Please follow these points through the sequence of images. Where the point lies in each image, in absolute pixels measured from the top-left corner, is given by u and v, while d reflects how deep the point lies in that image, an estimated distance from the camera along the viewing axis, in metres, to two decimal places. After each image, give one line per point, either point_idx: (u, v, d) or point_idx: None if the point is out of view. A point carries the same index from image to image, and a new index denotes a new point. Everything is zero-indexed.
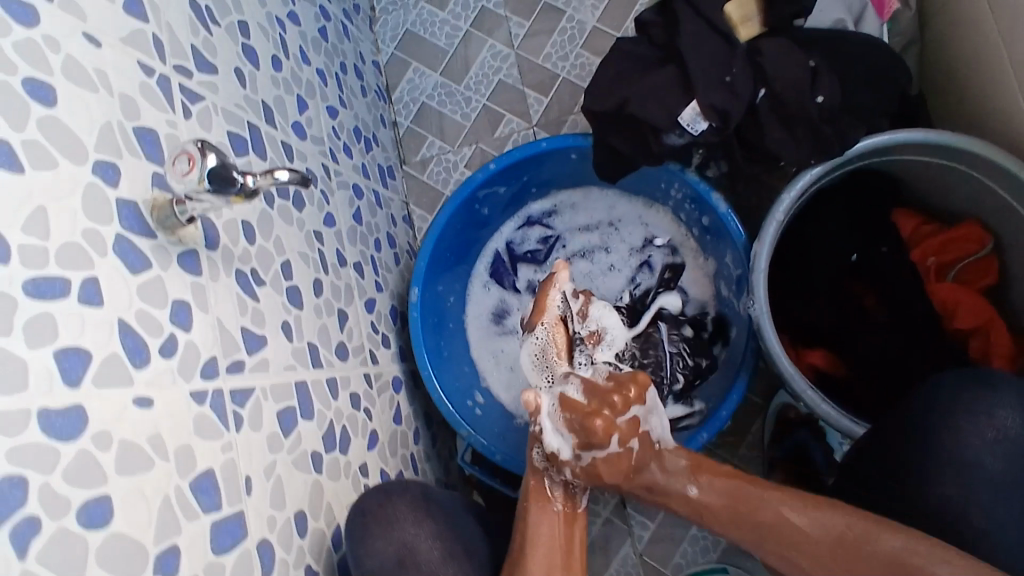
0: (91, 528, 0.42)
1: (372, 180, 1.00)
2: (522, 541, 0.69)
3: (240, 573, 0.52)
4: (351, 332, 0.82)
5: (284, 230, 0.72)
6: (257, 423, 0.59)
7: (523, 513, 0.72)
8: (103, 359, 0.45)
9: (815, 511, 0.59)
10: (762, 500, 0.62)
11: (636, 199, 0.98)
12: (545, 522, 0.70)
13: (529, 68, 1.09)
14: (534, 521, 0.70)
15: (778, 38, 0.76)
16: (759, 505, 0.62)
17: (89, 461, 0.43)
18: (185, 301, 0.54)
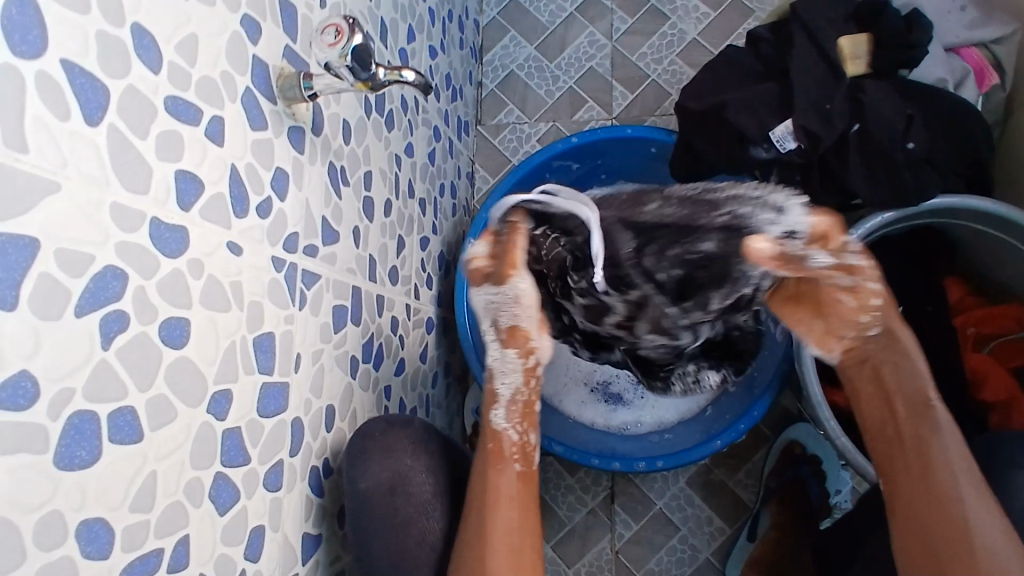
0: (168, 344, 0.43)
1: (451, 128, 1.02)
2: (483, 503, 0.66)
3: (273, 440, 0.53)
4: (404, 260, 0.83)
5: (372, 142, 0.74)
6: (316, 309, 0.61)
7: (478, 472, 0.69)
8: (211, 195, 0.47)
9: (966, 551, 0.60)
10: (938, 497, 0.63)
11: None
12: (502, 481, 0.68)
13: (621, 62, 1.11)
14: (492, 480, 0.68)
15: (882, 82, 0.78)
16: (931, 500, 0.63)
17: (181, 282, 0.44)
18: (285, 172, 0.56)
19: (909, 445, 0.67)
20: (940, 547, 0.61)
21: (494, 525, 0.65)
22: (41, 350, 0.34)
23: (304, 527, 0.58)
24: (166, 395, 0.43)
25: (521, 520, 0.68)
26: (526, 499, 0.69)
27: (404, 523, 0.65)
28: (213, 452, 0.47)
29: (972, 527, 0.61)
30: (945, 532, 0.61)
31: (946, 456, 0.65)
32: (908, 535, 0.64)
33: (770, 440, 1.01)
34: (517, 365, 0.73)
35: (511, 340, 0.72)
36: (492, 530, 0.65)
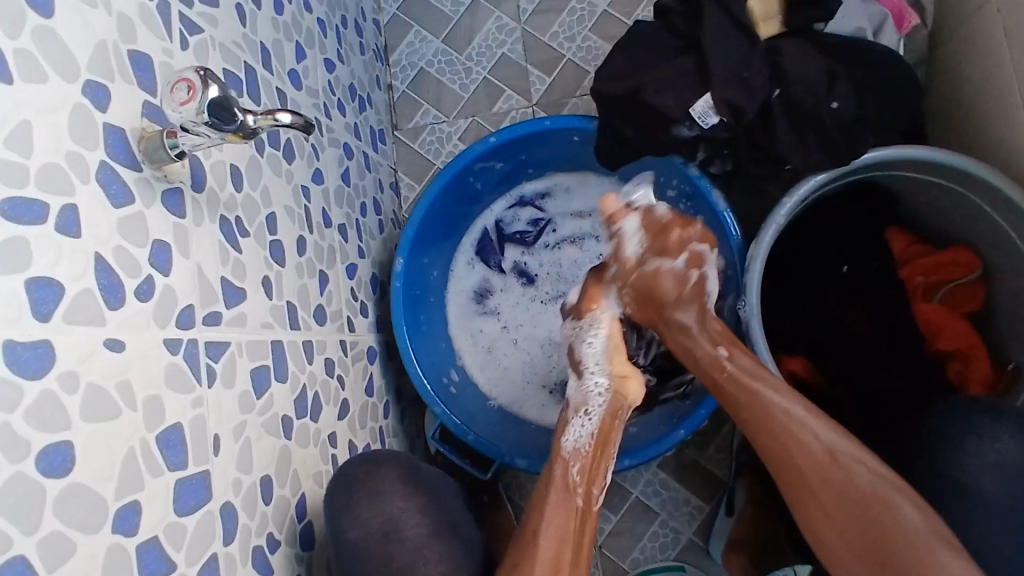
0: (50, 476, 0.38)
1: (364, 142, 0.96)
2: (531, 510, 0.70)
3: (200, 536, 0.49)
4: (331, 296, 0.79)
5: (271, 181, 0.68)
6: (230, 380, 0.56)
7: (542, 483, 0.73)
8: (76, 294, 0.41)
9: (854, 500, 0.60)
10: (810, 478, 0.63)
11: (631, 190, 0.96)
12: (561, 499, 0.70)
13: (534, 45, 1.06)
14: (545, 491, 0.71)
15: (797, 41, 0.76)
16: (815, 478, 0.62)
17: (52, 403, 0.39)
18: (165, 243, 0.50)
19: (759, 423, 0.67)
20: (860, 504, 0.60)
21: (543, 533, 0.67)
22: None
23: None
24: (59, 532, 0.38)
25: (577, 533, 0.68)
26: (583, 533, 0.68)
27: (403, 570, 0.67)
28: (128, 573, 0.43)
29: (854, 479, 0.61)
30: (884, 531, 0.58)
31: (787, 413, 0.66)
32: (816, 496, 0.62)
33: (734, 411, 1.00)
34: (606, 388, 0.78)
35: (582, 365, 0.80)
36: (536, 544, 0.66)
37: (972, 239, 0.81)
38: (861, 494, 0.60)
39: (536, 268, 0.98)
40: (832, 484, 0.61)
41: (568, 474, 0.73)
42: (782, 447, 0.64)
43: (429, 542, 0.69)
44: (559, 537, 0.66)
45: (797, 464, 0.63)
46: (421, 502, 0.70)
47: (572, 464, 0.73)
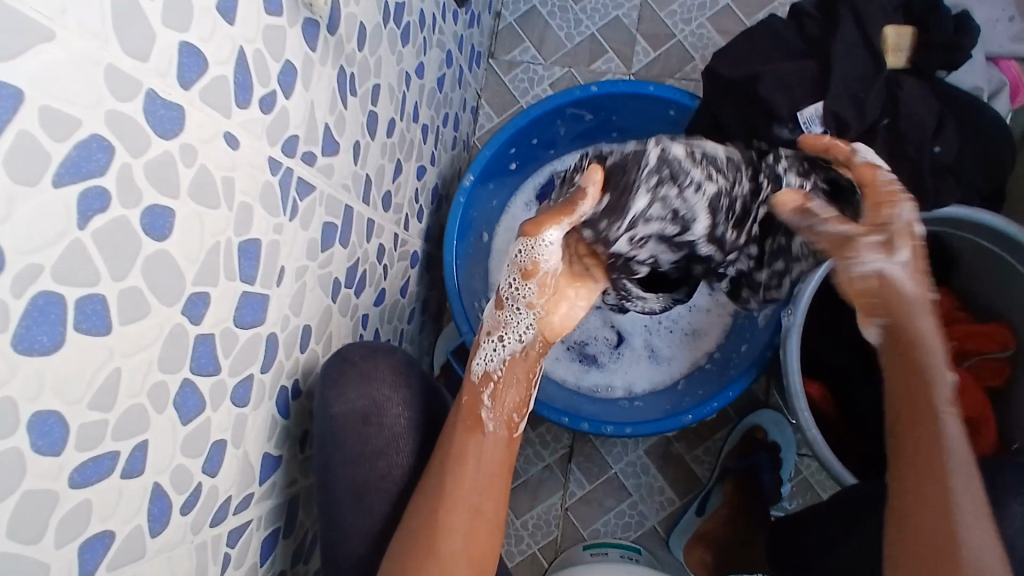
0: (150, 234, 0.39)
1: (463, 56, 0.96)
2: (444, 460, 0.63)
3: (246, 352, 0.50)
4: (399, 187, 0.79)
5: (386, 53, 0.68)
6: (307, 222, 0.57)
7: (449, 426, 0.66)
8: (214, 76, 0.42)
9: (946, 505, 0.51)
10: (947, 478, 0.52)
11: None
12: (472, 443, 0.65)
13: (649, 16, 1.06)
14: (458, 437, 0.65)
15: (917, 81, 0.76)
16: (936, 479, 0.53)
17: (170, 166, 0.39)
18: (294, 65, 0.51)
19: (912, 441, 0.55)
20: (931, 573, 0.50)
21: (454, 488, 0.61)
22: (12, 216, 0.30)
23: (265, 448, 0.55)
24: (142, 288, 0.39)
25: (490, 474, 0.64)
26: (498, 462, 0.65)
27: (372, 455, 0.64)
28: (184, 356, 0.43)
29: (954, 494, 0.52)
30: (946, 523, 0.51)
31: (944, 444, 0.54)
32: (904, 531, 0.53)
33: (733, 423, 1.01)
34: (523, 305, 0.72)
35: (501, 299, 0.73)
36: (451, 500, 0.61)
37: (1010, 317, 0.83)
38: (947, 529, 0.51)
39: None
40: (913, 448, 0.54)
41: (478, 401, 0.67)
42: (927, 440, 0.54)
43: (407, 437, 0.66)
44: (478, 473, 0.63)
45: (919, 472, 0.54)
46: (408, 396, 0.67)
47: (483, 390, 0.68)
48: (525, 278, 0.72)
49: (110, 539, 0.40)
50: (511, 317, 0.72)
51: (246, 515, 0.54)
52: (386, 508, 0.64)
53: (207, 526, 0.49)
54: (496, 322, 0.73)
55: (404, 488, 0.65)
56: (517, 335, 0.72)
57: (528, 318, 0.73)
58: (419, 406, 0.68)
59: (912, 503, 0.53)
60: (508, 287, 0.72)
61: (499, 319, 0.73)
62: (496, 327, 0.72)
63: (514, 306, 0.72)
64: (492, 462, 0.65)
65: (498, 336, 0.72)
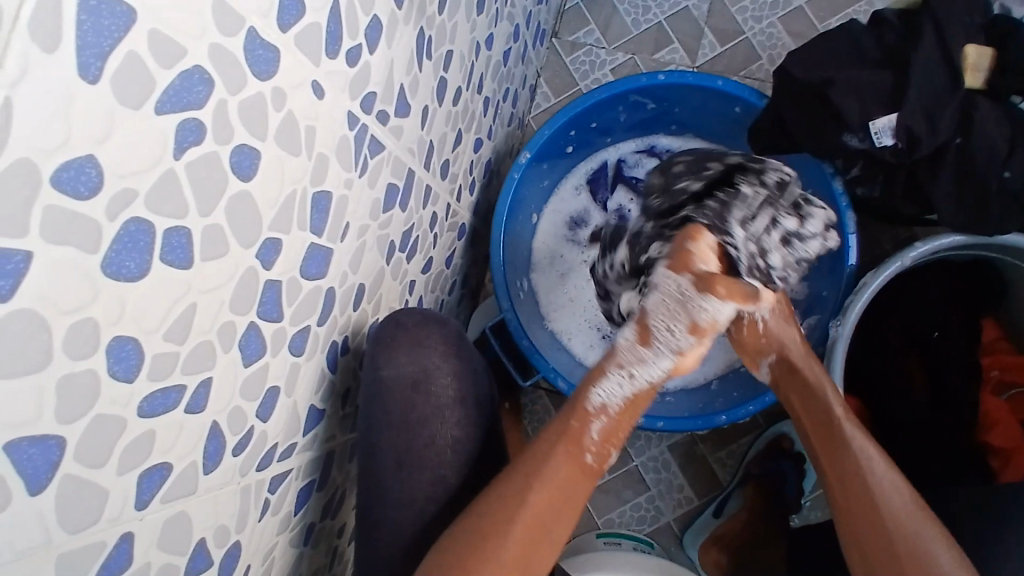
0: (237, 172, 0.39)
1: (529, 33, 0.95)
2: (530, 472, 0.64)
3: (307, 304, 0.50)
4: (457, 157, 0.79)
5: (461, 21, 0.68)
6: (373, 181, 0.57)
7: (545, 446, 0.66)
8: (309, 22, 0.42)
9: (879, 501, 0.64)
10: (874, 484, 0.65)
11: None
12: (561, 466, 0.65)
13: (719, 10, 1.04)
14: (550, 458, 0.65)
15: (997, 101, 0.74)
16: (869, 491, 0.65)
17: (261, 108, 0.39)
18: (380, 21, 0.50)
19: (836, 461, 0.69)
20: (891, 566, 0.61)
21: (531, 498, 0.62)
22: (112, 137, 0.30)
23: (312, 400, 0.56)
24: (223, 226, 0.39)
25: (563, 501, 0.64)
26: (573, 490, 0.65)
27: (418, 422, 0.64)
28: (252, 300, 0.44)
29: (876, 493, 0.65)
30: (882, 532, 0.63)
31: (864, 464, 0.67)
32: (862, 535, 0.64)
33: (760, 429, 1.01)
34: (671, 347, 0.70)
35: (642, 335, 0.71)
36: (526, 505, 0.62)
37: None
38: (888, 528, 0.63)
39: None
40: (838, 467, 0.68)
41: (585, 431, 0.68)
42: (831, 446, 0.70)
43: (454, 408, 0.67)
44: (553, 488, 0.64)
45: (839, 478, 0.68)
46: (456, 367, 0.68)
47: (594, 420, 0.68)
48: (682, 317, 0.69)
49: (167, 471, 0.41)
50: (652, 358, 0.70)
51: (288, 464, 0.55)
52: (429, 476, 0.64)
53: (253, 470, 0.50)
54: (630, 355, 0.71)
55: (449, 457, 0.65)
56: (648, 375, 0.70)
57: (662, 362, 0.71)
58: (467, 378, 0.69)
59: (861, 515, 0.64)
60: (664, 325, 0.70)
61: (636, 358, 0.70)
62: (627, 362, 0.70)
63: (660, 346, 0.70)
64: (567, 490, 0.65)
65: (629, 373, 0.70)
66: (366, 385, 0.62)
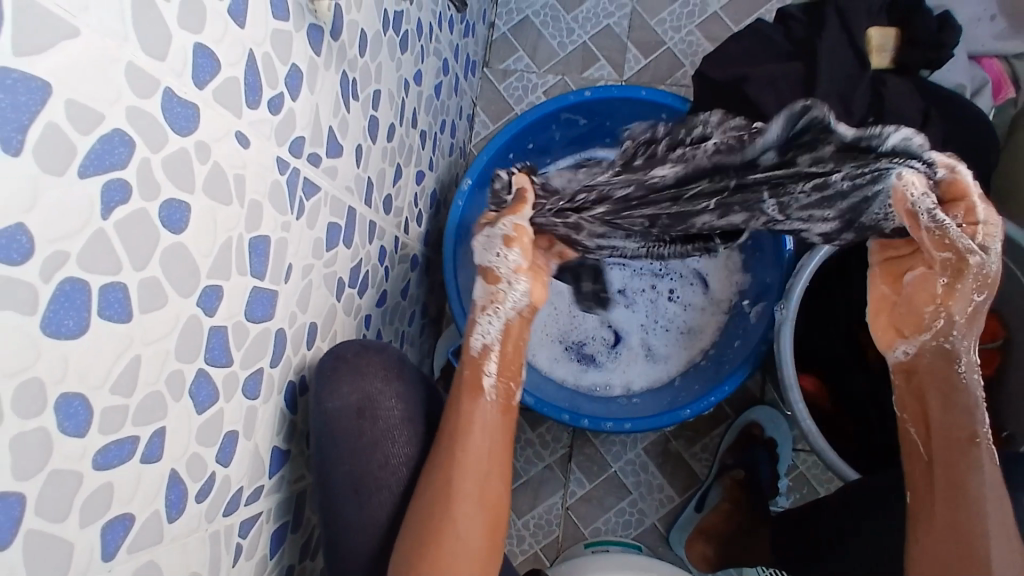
0: (168, 225, 0.40)
1: (459, 65, 0.98)
2: (455, 428, 0.67)
3: (257, 346, 0.52)
4: (399, 190, 0.81)
5: (385, 60, 0.71)
6: (312, 221, 0.58)
7: (453, 399, 0.70)
8: (226, 76, 0.44)
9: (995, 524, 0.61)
10: (976, 499, 0.63)
11: None
12: (478, 410, 0.69)
13: (640, 24, 1.09)
14: (466, 407, 0.68)
15: (901, 79, 0.79)
16: (969, 506, 0.62)
17: (186, 163, 0.41)
18: (300, 69, 0.53)
19: (946, 468, 0.65)
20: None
21: (468, 447, 0.66)
22: (39, 204, 0.32)
23: (274, 442, 0.57)
24: (159, 279, 0.40)
25: (496, 448, 0.69)
26: (502, 432, 0.70)
27: (370, 446, 0.66)
28: (198, 347, 0.45)
29: (986, 511, 0.62)
30: (967, 546, 0.61)
31: (982, 482, 0.63)
32: (931, 535, 0.63)
33: (730, 419, 1.03)
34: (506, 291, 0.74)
35: (487, 280, 0.74)
36: (464, 457, 0.65)
37: (1001, 309, 0.85)
38: (972, 537, 0.61)
39: None
40: (947, 478, 0.64)
41: (480, 374, 0.71)
42: (953, 458, 0.65)
43: (403, 427, 0.69)
44: (485, 429, 0.68)
45: (948, 484, 0.64)
46: (400, 389, 0.70)
47: (483, 363, 0.72)
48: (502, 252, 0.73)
49: (130, 521, 0.42)
50: (507, 292, 0.72)
51: (257, 508, 0.56)
52: (387, 496, 0.66)
53: (220, 516, 0.51)
54: (494, 292, 0.73)
55: (405, 475, 0.68)
56: (513, 306, 0.72)
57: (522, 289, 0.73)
58: (414, 401, 0.71)
59: (947, 523, 0.63)
60: (495, 257, 0.73)
61: (495, 300, 0.73)
62: (489, 301, 0.73)
63: (506, 278, 0.72)
64: (493, 430, 0.69)
65: (494, 308, 0.72)
66: (312, 420, 0.61)
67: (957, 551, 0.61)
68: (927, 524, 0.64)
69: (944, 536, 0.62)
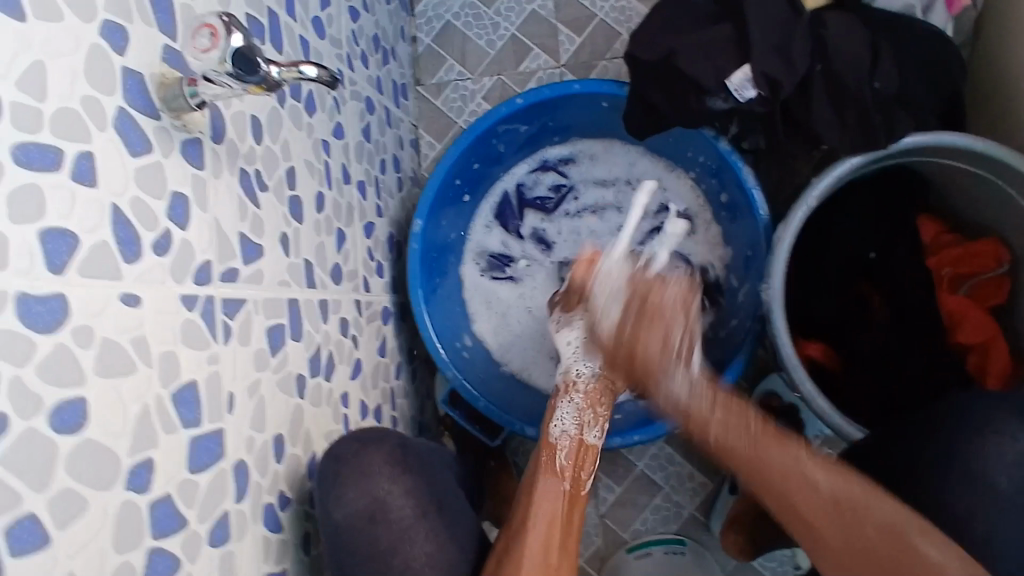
0: (62, 431, 0.37)
1: (385, 96, 0.93)
2: (522, 516, 0.70)
3: (213, 493, 0.49)
4: (348, 254, 0.77)
5: (292, 133, 0.66)
6: (246, 337, 0.55)
7: (531, 481, 0.75)
8: (92, 246, 0.40)
9: (844, 482, 0.63)
10: (865, 509, 0.61)
11: (658, 159, 0.94)
12: (549, 496, 0.72)
13: (565, 1, 1.02)
14: (540, 488, 0.73)
15: (844, 14, 0.72)
16: (818, 514, 0.63)
17: (66, 357, 0.38)
18: (183, 195, 0.49)
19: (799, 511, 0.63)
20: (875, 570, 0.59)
21: (531, 536, 0.68)
22: None
23: (263, 571, 0.55)
24: (72, 486, 0.37)
25: (563, 538, 0.70)
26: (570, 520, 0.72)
27: (385, 552, 0.62)
28: (141, 528, 0.42)
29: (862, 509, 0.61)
30: (888, 541, 0.59)
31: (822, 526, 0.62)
32: (818, 532, 0.62)
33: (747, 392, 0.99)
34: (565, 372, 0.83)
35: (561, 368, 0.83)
36: (526, 540, 0.67)
37: (1002, 230, 0.79)
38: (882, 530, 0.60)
39: (554, 235, 0.97)
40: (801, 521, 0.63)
41: (555, 458, 0.77)
42: (810, 519, 0.63)
43: (420, 523, 0.64)
44: (548, 522, 0.70)
45: (844, 531, 0.61)
46: (408, 484, 0.65)
47: (560, 448, 0.78)
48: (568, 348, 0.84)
49: None
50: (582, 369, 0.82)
51: None
52: None
53: None
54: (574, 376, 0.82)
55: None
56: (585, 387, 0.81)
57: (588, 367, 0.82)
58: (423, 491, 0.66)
59: (806, 522, 0.63)
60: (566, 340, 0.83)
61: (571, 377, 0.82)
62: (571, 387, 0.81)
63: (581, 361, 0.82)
64: (563, 521, 0.71)
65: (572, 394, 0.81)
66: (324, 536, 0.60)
67: (878, 553, 0.59)
68: (814, 531, 0.63)
69: (845, 541, 0.61)
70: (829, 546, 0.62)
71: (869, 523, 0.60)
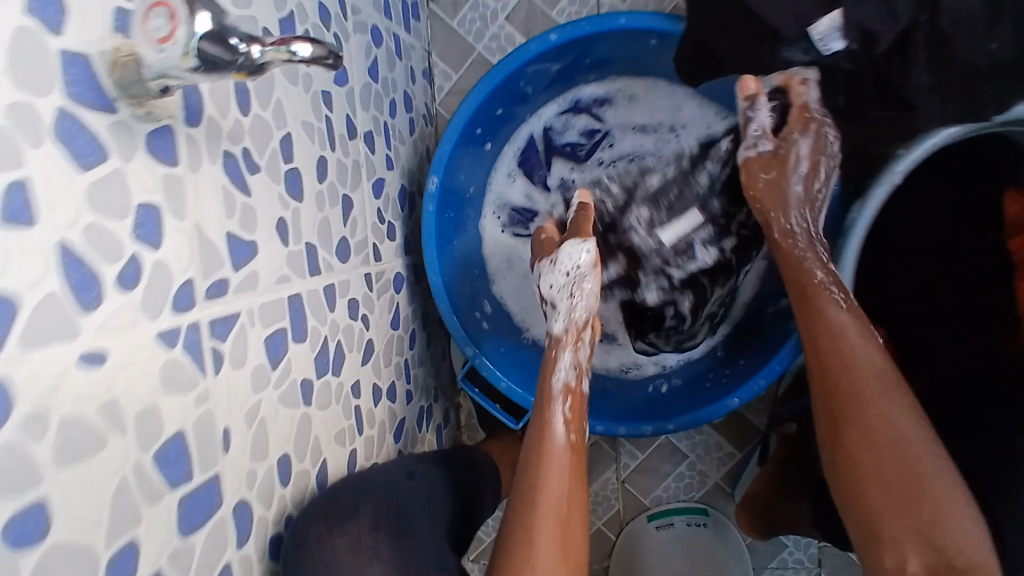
0: (22, 548, 0.30)
1: (394, 21, 0.79)
2: (528, 485, 0.58)
3: (211, 550, 0.43)
4: (355, 224, 0.67)
5: (285, 92, 0.55)
6: (241, 358, 0.47)
7: (527, 465, 0.60)
8: (38, 305, 0.31)
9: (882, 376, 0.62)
10: (882, 391, 0.61)
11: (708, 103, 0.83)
12: (555, 472, 0.59)
13: None
14: (542, 470, 0.59)
15: None
16: (851, 413, 0.61)
17: (15, 459, 0.30)
18: (153, 204, 0.39)
19: (823, 393, 0.63)
20: (902, 459, 0.58)
21: (540, 525, 0.56)
22: None
23: None
24: None
25: (571, 507, 0.58)
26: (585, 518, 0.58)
27: None
28: None
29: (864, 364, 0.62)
30: (900, 447, 0.58)
31: (856, 361, 0.62)
32: (839, 411, 0.62)
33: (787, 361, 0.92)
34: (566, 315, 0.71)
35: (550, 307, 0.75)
36: (538, 521, 0.56)
37: None
38: (891, 435, 0.59)
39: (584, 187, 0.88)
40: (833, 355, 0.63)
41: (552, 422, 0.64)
42: (849, 367, 0.62)
43: None
44: (559, 507, 0.57)
45: (854, 371, 0.62)
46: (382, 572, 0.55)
47: (556, 412, 0.64)
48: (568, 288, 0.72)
49: None
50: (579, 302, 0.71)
51: None
52: None
53: None
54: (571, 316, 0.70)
55: None
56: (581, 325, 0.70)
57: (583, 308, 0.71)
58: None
59: (839, 405, 0.62)
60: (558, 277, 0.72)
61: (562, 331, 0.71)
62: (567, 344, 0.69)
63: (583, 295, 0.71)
64: (573, 494, 0.59)
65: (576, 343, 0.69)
66: None
67: (893, 449, 0.58)
68: (844, 430, 0.61)
69: (872, 451, 0.59)
70: (849, 410, 0.61)
71: (875, 383, 0.61)
